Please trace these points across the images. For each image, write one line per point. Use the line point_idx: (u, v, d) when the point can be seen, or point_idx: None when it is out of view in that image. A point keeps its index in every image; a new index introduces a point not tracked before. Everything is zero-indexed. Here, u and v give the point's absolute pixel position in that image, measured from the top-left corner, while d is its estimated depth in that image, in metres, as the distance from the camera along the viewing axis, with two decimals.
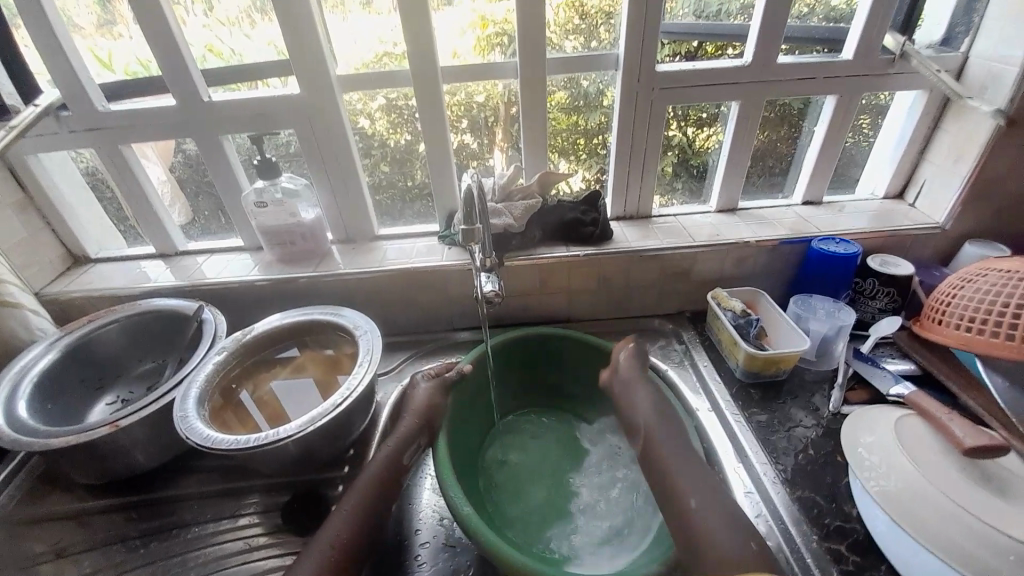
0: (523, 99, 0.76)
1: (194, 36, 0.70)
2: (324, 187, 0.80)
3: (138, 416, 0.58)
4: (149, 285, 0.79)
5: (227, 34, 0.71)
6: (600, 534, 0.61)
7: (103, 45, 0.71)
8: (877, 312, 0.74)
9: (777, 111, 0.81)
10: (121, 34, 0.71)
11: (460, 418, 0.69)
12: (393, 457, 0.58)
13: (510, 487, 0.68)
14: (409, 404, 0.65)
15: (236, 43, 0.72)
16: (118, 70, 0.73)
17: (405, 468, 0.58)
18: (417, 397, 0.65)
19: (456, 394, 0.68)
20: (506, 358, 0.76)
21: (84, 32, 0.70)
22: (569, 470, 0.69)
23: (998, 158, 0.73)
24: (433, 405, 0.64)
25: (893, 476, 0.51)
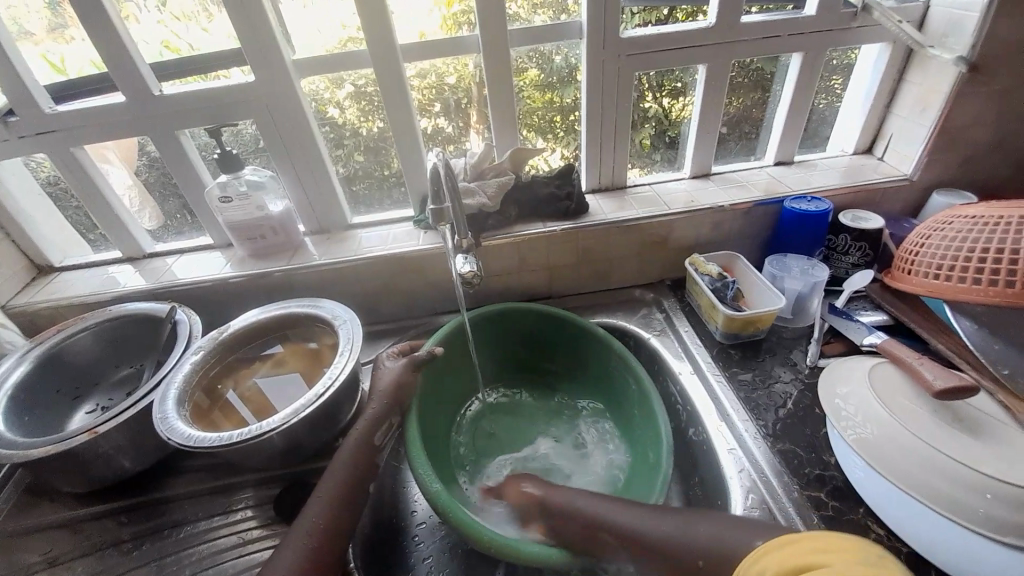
0: (490, 75, 0.74)
1: (148, 34, 0.68)
2: (291, 179, 0.78)
3: (118, 421, 0.57)
4: (118, 290, 0.77)
5: (184, 28, 0.69)
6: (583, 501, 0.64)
7: (55, 49, 0.68)
8: (850, 268, 0.76)
9: (751, 76, 0.83)
10: (73, 37, 0.67)
11: (430, 401, 0.68)
12: (365, 438, 0.57)
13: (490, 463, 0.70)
14: (375, 384, 0.63)
15: (193, 36, 0.69)
16: (73, 74, 0.70)
17: (379, 447, 0.58)
18: (383, 376, 0.63)
19: (425, 374, 0.67)
20: (478, 337, 0.76)
21: (34, 38, 0.67)
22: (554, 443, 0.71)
23: (962, 105, 0.73)
24: (401, 384, 0.62)
25: (869, 422, 0.53)
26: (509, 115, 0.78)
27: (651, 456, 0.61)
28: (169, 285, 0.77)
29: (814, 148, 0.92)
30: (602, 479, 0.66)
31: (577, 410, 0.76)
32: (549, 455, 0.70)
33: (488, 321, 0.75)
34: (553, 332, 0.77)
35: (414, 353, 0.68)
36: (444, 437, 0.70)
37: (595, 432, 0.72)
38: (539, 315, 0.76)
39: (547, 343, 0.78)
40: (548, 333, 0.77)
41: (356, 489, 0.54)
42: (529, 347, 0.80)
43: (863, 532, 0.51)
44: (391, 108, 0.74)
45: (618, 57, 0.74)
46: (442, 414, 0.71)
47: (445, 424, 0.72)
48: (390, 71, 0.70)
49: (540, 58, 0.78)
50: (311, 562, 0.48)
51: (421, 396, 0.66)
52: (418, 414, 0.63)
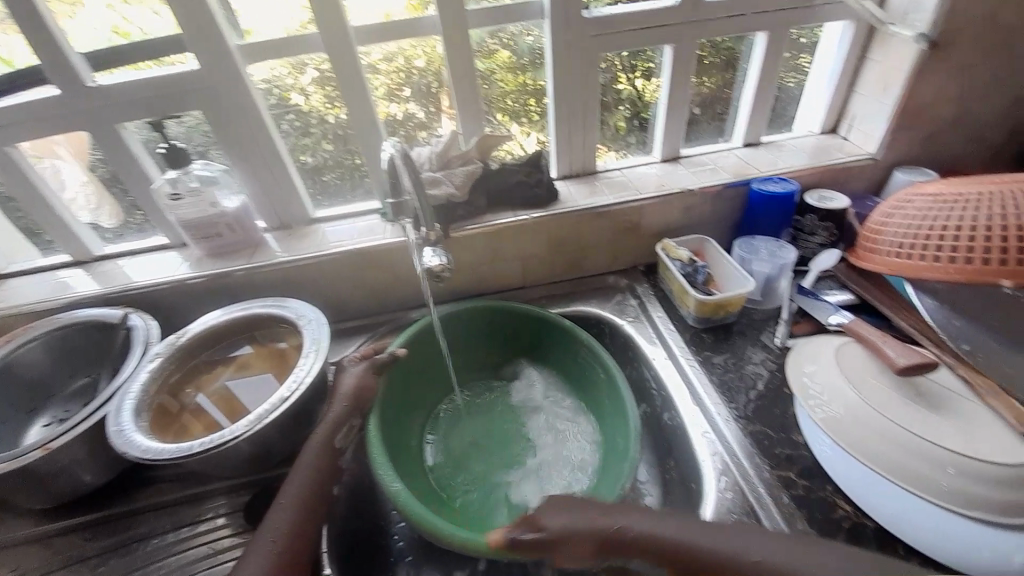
0: (455, 58, 0.71)
1: (95, 18, 0.63)
2: (244, 171, 0.74)
3: (72, 436, 0.54)
4: (70, 296, 0.72)
5: (133, 11, 0.63)
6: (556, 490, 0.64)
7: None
8: (817, 249, 0.76)
9: (722, 55, 0.81)
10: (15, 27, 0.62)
11: (394, 405, 0.68)
12: (326, 442, 0.56)
13: (462, 460, 0.69)
14: (334, 389, 0.61)
15: (144, 21, 0.64)
16: (18, 66, 0.64)
17: (340, 450, 0.57)
18: (344, 381, 0.61)
19: (387, 378, 0.67)
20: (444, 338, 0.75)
21: None
22: (529, 435, 0.71)
23: (924, 82, 0.74)
24: (364, 386, 0.61)
25: (836, 401, 0.54)
26: (473, 99, 0.76)
27: (619, 446, 0.62)
28: (123, 289, 0.73)
29: (782, 129, 0.93)
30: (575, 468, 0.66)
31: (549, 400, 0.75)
32: (523, 447, 0.70)
33: (451, 322, 0.74)
34: (520, 326, 0.76)
35: (377, 355, 0.66)
36: (413, 440, 0.70)
37: (569, 421, 0.72)
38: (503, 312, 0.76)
39: (515, 338, 0.78)
40: (514, 329, 0.77)
41: (322, 493, 0.53)
42: (498, 342, 0.79)
43: (831, 510, 0.51)
44: (348, 94, 0.71)
45: (583, 37, 0.72)
46: (409, 418, 0.71)
47: (414, 427, 0.71)
48: (344, 56, 0.67)
49: (506, 39, 0.75)
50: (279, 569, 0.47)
51: (383, 400, 0.65)
52: (379, 416, 0.62)
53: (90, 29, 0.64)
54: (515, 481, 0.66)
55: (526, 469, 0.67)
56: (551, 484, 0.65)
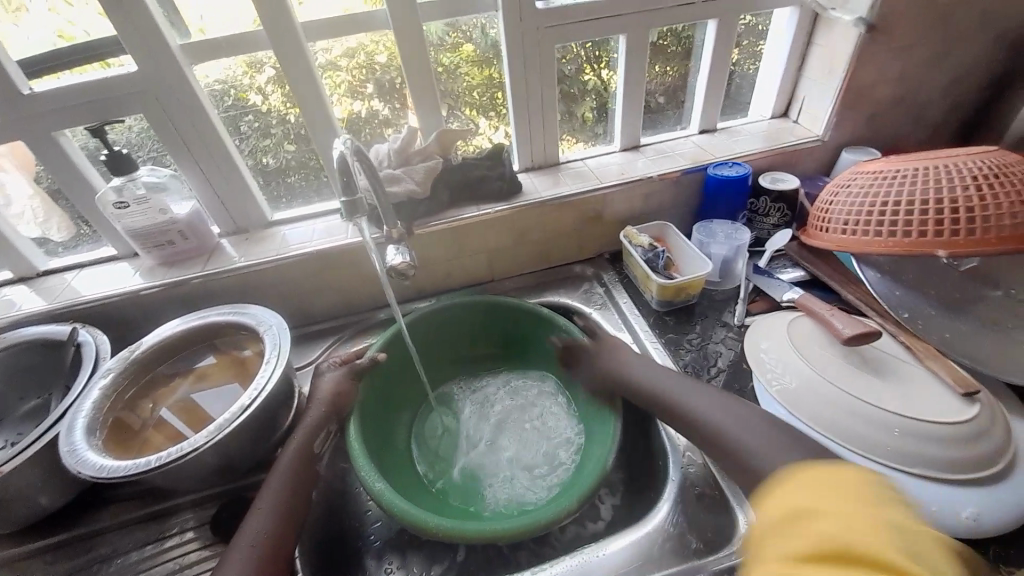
0: (411, 53, 0.70)
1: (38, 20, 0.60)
2: (196, 175, 0.72)
3: (21, 459, 0.52)
4: (14, 314, 0.69)
5: (73, 12, 0.60)
6: (537, 479, 0.65)
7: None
8: (772, 229, 0.79)
9: (682, 45, 0.83)
10: None
11: (375, 405, 0.67)
12: (304, 447, 0.56)
13: (446, 457, 0.69)
14: (314, 392, 0.62)
15: (88, 23, 0.61)
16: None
17: (317, 455, 0.57)
18: (322, 387, 0.62)
19: (369, 382, 0.66)
20: (425, 335, 0.74)
21: None
22: (511, 426, 0.71)
23: (865, 65, 0.77)
24: (342, 392, 0.61)
25: (791, 374, 0.57)
26: (434, 94, 0.75)
27: (600, 429, 0.62)
28: (72, 304, 0.70)
29: (738, 115, 0.95)
30: (561, 457, 0.66)
31: (532, 392, 0.76)
32: (507, 438, 0.70)
33: (431, 319, 0.74)
34: (501, 318, 0.76)
35: (357, 360, 0.66)
36: (396, 439, 0.69)
37: (552, 412, 0.72)
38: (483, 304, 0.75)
39: (497, 331, 0.78)
40: (495, 322, 0.77)
41: (300, 499, 0.52)
42: (480, 337, 0.79)
43: None
44: (303, 93, 0.69)
45: (542, 29, 0.72)
46: (392, 417, 0.70)
47: (397, 426, 0.71)
48: (297, 54, 0.66)
49: (467, 33, 0.74)
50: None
51: (366, 402, 0.64)
52: (360, 417, 0.62)
53: (30, 32, 0.60)
54: (500, 472, 0.66)
55: (511, 460, 0.67)
56: (532, 474, 0.65)
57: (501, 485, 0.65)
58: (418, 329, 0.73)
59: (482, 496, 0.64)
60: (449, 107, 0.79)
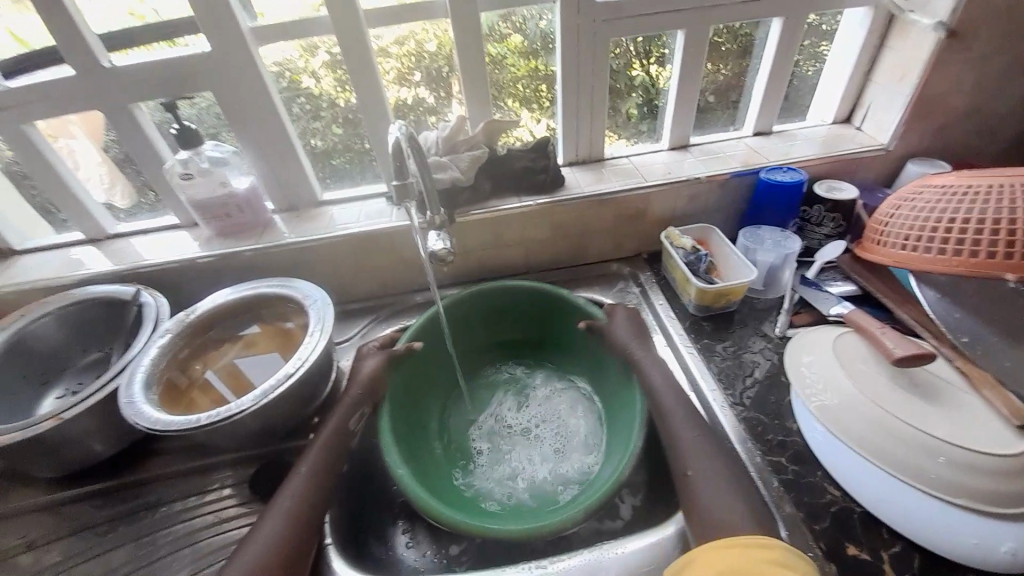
0: (463, 42, 0.71)
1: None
2: (253, 153, 0.75)
3: (83, 407, 0.57)
4: (83, 273, 0.75)
5: None
6: (555, 476, 0.65)
7: (16, 21, 0.64)
8: (823, 239, 0.76)
9: (738, 43, 0.80)
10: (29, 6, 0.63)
11: (409, 387, 0.69)
12: (340, 424, 0.58)
13: (469, 442, 0.71)
14: (354, 374, 0.64)
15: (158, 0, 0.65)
16: (36, 46, 0.66)
17: (351, 433, 0.59)
18: (362, 367, 0.64)
19: (405, 366, 0.68)
20: (457, 323, 0.76)
21: None
22: (536, 419, 0.72)
23: (941, 72, 0.73)
24: (377, 376, 0.63)
25: (832, 391, 0.55)
26: (480, 84, 0.76)
27: (625, 428, 0.62)
28: (134, 267, 0.75)
29: (794, 119, 0.91)
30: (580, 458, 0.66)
31: (559, 389, 0.76)
32: (529, 433, 0.70)
33: (464, 306, 0.75)
34: (534, 309, 0.77)
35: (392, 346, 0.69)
36: (426, 422, 0.71)
37: (578, 412, 0.72)
38: (516, 293, 0.76)
39: (530, 322, 0.78)
40: (529, 313, 0.78)
41: (333, 470, 0.55)
42: (512, 328, 0.80)
43: (820, 494, 0.52)
44: (356, 78, 0.71)
45: (594, 23, 0.71)
46: (425, 400, 0.72)
47: (429, 411, 0.73)
48: (353, 38, 0.68)
49: (518, 24, 0.74)
50: (293, 538, 0.48)
51: (398, 384, 0.66)
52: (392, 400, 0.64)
53: (109, 6, 0.64)
54: (519, 465, 0.66)
55: (530, 456, 0.67)
56: (550, 470, 0.65)
57: (518, 480, 0.65)
58: (450, 316, 0.75)
59: (498, 488, 0.65)
60: (494, 98, 0.79)
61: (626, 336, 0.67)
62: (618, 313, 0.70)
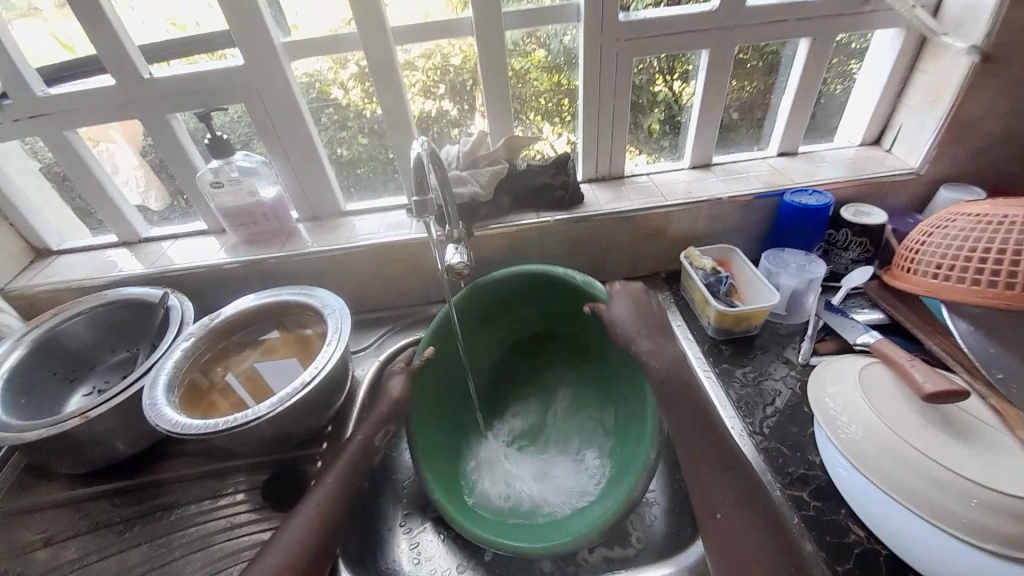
0: (486, 58, 0.72)
1: (152, 9, 0.67)
2: (280, 162, 0.77)
3: (108, 406, 0.58)
4: (116, 274, 0.77)
5: (186, 5, 0.67)
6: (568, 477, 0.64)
7: (63, 28, 0.67)
8: (849, 264, 0.74)
9: (764, 60, 0.79)
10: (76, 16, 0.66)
11: (436, 383, 0.68)
12: (368, 439, 0.57)
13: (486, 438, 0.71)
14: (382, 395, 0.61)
15: (197, 13, 0.68)
16: (79, 52, 0.69)
17: (377, 449, 0.58)
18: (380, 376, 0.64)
19: (433, 364, 0.67)
20: (475, 315, 0.74)
21: (43, 17, 0.66)
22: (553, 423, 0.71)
23: (976, 96, 0.71)
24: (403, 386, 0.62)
25: (859, 425, 0.53)
26: (503, 99, 0.77)
27: (634, 438, 0.59)
28: (164, 270, 0.77)
29: (820, 139, 0.90)
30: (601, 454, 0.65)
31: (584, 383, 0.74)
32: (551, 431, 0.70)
33: (480, 297, 0.73)
34: (554, 301, 0.74)
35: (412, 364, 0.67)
36: (455, 412, 0.70)
37: (601, 406, 0.70)
38: (534, 284, 0.73)
39: (553, 313, 0.76)
40: (551, 304, 0.75)
41: (354, 485, 0.54)
42: (535, 317, 0.77)
43: (843, 534, 0.50)
44: (382, 92, 0.73)
45: (617, 40, 0.72)
46: (453, 393, 0.71)
47: (457, 403, 0.71)
48: (380, 52, 0.69)
49: (542, 40, 0.75)
50: (310, 550, 0.48)
51: (426, 383, 0.65)
52: (421, 405, 0.63)
53: (150, 20, 0.68)
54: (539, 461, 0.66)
55: (552, 456, 0.67)
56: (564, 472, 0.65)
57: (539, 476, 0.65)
58: (464, 309, 0.72)
59: (518, 481, 0.64)
60: (517, 112, 0.80)
61: (629, 324, 0.64)
62: (618, 296, 0.68)
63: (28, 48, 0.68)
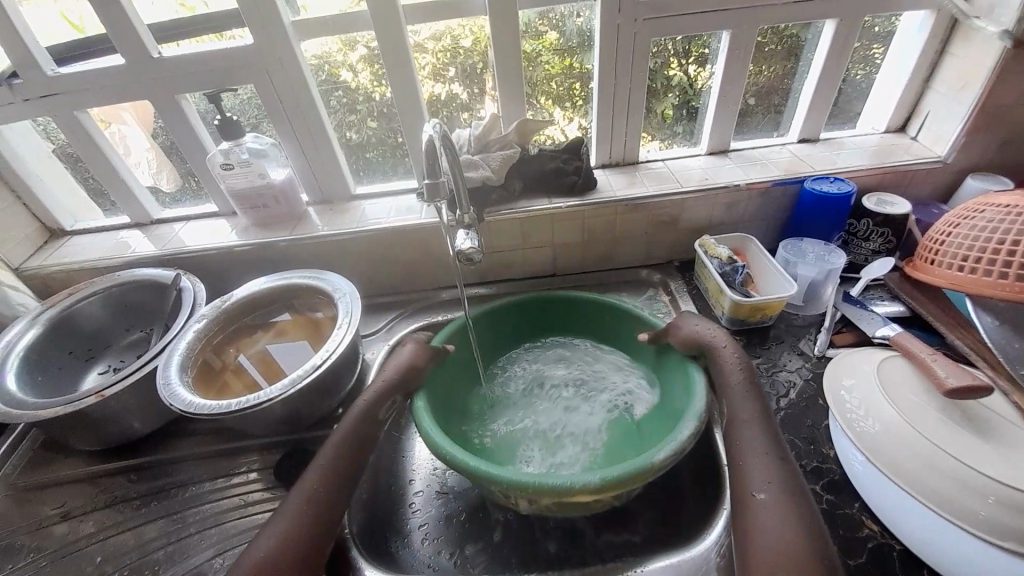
0: (497, 39, 0.70)
1: None
2: (289, 144, 0.77)
3: (123, 385, 0.59)
4: (128, 256, 0.78)
5: None
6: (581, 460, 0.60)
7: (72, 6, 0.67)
8: (871, 254, 0.73)
9: (784, 44, 0.76)
10: None
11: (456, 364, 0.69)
12: (364, 415, 0.57)
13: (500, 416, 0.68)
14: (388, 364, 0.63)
15: None
16: (91, 33, 0.69)
17: (379, 423, 0.58)
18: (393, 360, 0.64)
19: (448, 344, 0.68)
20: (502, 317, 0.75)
21: None
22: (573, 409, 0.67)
23: (1009, 81, 0.68)
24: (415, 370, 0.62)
25: (875, 419, 0.52)
26: (515, 82, 0.75)
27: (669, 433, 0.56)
28: (175, 252, 0.77)
29: (843, 125, 0.87)
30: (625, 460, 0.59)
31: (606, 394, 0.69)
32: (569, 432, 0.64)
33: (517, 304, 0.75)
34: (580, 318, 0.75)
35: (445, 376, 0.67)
36: (465, 411, 0.68)
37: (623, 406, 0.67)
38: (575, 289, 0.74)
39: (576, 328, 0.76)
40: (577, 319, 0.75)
41: (350, 465, 0.53)
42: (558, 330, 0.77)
43: (856, 528, 0.50)
44: (390, 74, 0.71)
45: (634, 22, 0.69)
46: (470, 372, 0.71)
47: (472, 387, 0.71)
48: (389, 33, 0.68)
49: (555, 21, 0.73)
50: (304, 525, 0.47)
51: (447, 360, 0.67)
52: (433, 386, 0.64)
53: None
54: (553, 453, 0.62)
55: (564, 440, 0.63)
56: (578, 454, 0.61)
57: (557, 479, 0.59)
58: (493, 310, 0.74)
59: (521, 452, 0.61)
60: (528, 95, 0.79)
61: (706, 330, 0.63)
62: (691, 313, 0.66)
63: (41, 25, 0.68)
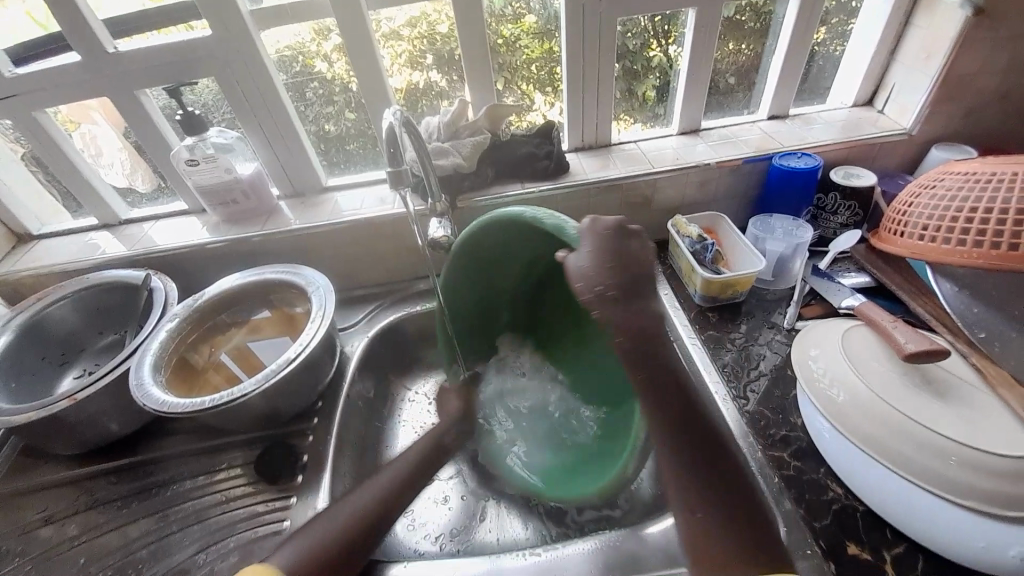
0: (468, 25, 0.70)
1: None
2: (258, 138, 0.76)
3: (95, 387, 0.59)
4: (98, 257, 0.76)
5: None
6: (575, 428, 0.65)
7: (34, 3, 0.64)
8: (838, 228, 0.74)
9: (760, 21, 0.76)
10: None
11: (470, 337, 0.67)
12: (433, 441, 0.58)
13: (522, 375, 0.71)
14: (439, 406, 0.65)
15: None
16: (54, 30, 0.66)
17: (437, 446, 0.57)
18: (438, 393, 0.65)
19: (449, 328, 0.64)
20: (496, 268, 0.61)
21: None
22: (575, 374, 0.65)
23: (970, 51, 0.68)
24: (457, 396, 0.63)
25: (840, 386, 0.53)
26: (486, 67, 0.74)
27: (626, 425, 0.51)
28: (149, 251, 0.76)
29: (813, 100, 0.87)
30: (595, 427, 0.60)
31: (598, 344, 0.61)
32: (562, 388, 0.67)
33: (479, 240, 0.57)
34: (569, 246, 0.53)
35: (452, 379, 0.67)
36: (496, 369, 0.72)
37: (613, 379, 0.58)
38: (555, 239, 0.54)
39: None
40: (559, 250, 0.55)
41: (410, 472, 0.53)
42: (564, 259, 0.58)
43: (822, 491, 0.52)
44: (360, 63, 0.71)
45: (600, 2, 0.69)
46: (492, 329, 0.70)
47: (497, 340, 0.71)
48: (354, 21, 0.67)
49: (530, 3, 0.72)
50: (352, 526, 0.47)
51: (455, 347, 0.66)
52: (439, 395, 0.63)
53: None
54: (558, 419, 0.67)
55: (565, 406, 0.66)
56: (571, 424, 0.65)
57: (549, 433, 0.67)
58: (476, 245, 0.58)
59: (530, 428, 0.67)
60: (506, 81, 0.78)
61: (600, 279, 0.45)
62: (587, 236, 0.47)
63: (4, 24, 0.65)
